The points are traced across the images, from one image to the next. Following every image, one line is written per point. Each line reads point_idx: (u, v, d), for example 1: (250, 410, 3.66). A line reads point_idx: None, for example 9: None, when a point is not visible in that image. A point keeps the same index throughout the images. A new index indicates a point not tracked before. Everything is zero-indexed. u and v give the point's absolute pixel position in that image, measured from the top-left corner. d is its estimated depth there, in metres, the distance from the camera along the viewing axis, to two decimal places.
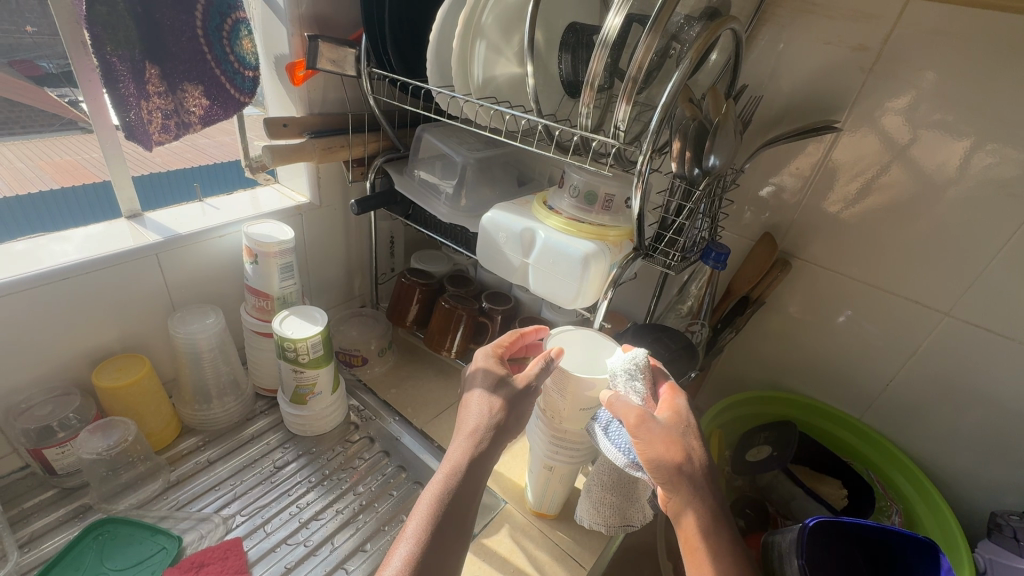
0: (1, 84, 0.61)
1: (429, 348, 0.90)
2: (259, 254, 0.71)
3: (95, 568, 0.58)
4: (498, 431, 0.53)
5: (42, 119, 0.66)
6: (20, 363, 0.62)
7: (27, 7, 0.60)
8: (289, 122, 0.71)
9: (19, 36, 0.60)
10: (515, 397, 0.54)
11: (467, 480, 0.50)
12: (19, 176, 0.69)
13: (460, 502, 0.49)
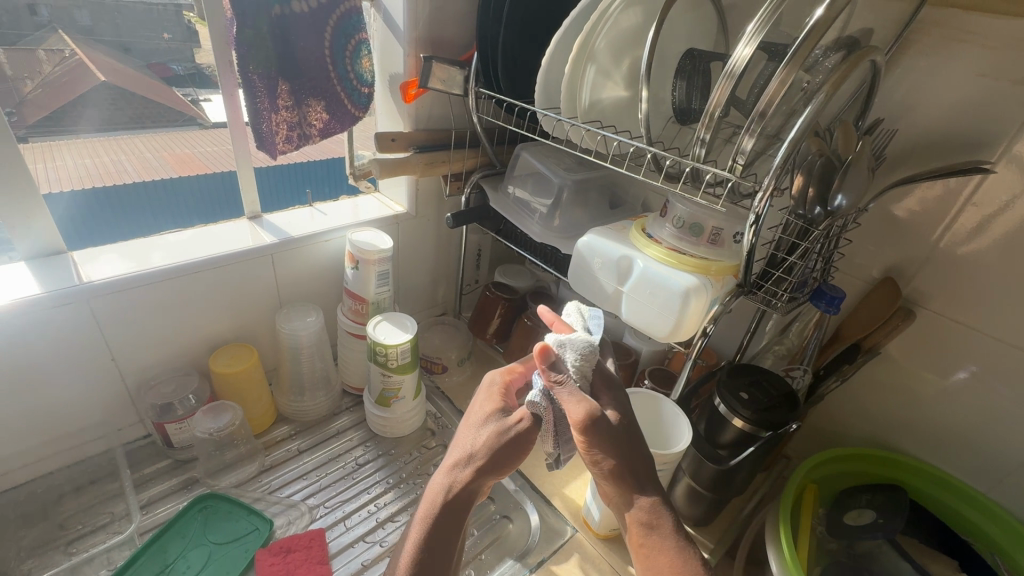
0: (141, 84, 0.71)
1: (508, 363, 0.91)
2: (360, 261, 0.75)
3: (199, 539, 0.64)
4: (478, 470, 0.53)
5: (168, 116, 0.76)
6: (152, 344, 0.69)
7: (168, 19, 0.68)
8: (397, 137, 0.75)
9: (157, 42, 0.70)
10: (498, 437, 0.54)
11: (448, 516, 0.53)
12: (148, 165, 0.86)
13: (443, 536, 0.52)
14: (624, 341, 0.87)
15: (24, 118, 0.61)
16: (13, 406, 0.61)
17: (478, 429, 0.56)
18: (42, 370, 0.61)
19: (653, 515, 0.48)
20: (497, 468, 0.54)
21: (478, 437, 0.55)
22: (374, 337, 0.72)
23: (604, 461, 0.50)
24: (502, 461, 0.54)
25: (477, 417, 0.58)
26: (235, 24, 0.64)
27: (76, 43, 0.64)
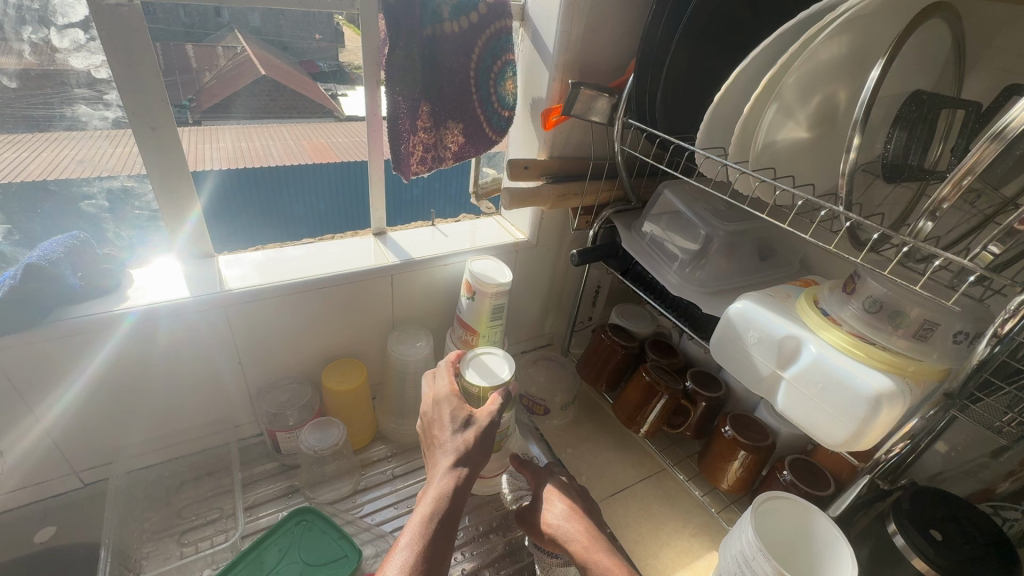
0: (290, 79, 0.68)
1: (618, 416, 0.83)
2: (477, 292, 0.71)
3: (292, 556, 0.63)
4: (473, 462, 0.55)
5: (311, 108, 0.74)
6: (275, 353, 0.71)
7: (320, 19, 0.65)
8: (531, 164, 0.70)
9: (309, 41, 0.67)
10: (484, 433, 0.57)
11: (450, 508, 0.51)
12: (290, 152, 0.86)
13: (443, 528, 0.50)
14: (756, 416, 0.75)
15: (201, 103, 0.64)
16: (155, 395, 0.66)
17: (457, 432, 0.57)
18: (181, 367, 0.65)
19: (583, 551, 0.55)
20: (478, 465, 0.56)
21: (463, 436, 0.57)
22: (481, 383, 0.61)
23: (551, 506, 0.62)
24: (479, 458, 0.56)
25: (450, 420, 0.58)
26: (387, 44, 0.63)
27: (247, 41, 0.62)
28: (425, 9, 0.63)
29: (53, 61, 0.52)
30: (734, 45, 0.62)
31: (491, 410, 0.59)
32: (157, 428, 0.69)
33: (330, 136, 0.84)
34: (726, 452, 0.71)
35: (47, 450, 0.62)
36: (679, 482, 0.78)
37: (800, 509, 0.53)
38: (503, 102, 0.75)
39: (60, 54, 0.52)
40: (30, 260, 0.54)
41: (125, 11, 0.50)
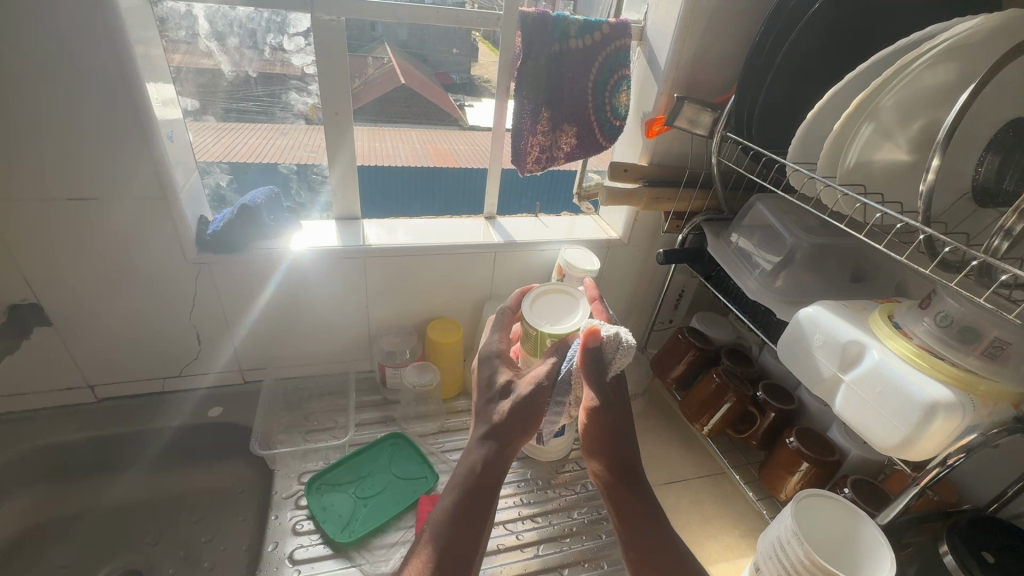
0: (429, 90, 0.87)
1: (683, 413, 0.87)
2: (568, 276, 0.81)
3: (386, 468, 0.78)
4: (503, 436, 0.55)
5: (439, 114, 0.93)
6: (394, 304, 0.86)
7: (458, 36, 0.81)
8: (630, 168, 0.79)
9: (448, 55, 0.84)
10: (524, 402, 0.56)
11: (481, 480, 0.53)
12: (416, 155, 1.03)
13: (471, 514, 0.51)
14: (827, 434, 0.75)
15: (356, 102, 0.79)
16: (304, 321, 0.84)
17: (496, 405, 0.58)
18: (325, 302, 0.83)
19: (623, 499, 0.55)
20: (510, 439, 0.55)
21: (500, 408, 0.57)
22: (539, 328, 0.60)
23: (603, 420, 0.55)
24: (511, 432, 0.55)
25: (491, 390, 0.60)
26: (521, 58, 0.76)
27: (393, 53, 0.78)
28: (556, 27, 0.75)
29: (281, 60, 0.71)
30: (841, 69, 0.65)
31: (539, 376, 0.57)
32: (299, 349, 0.87)
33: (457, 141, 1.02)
34: (787, 462, 0.73)
35: (229, 347, 0.83)
36: (736, 485, 0.80)
37: (832, 502, 0.56)
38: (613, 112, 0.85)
39: (287, 54, 0.71)
40: (245, 203, 0.75)
41: (334, 26, 0.67)
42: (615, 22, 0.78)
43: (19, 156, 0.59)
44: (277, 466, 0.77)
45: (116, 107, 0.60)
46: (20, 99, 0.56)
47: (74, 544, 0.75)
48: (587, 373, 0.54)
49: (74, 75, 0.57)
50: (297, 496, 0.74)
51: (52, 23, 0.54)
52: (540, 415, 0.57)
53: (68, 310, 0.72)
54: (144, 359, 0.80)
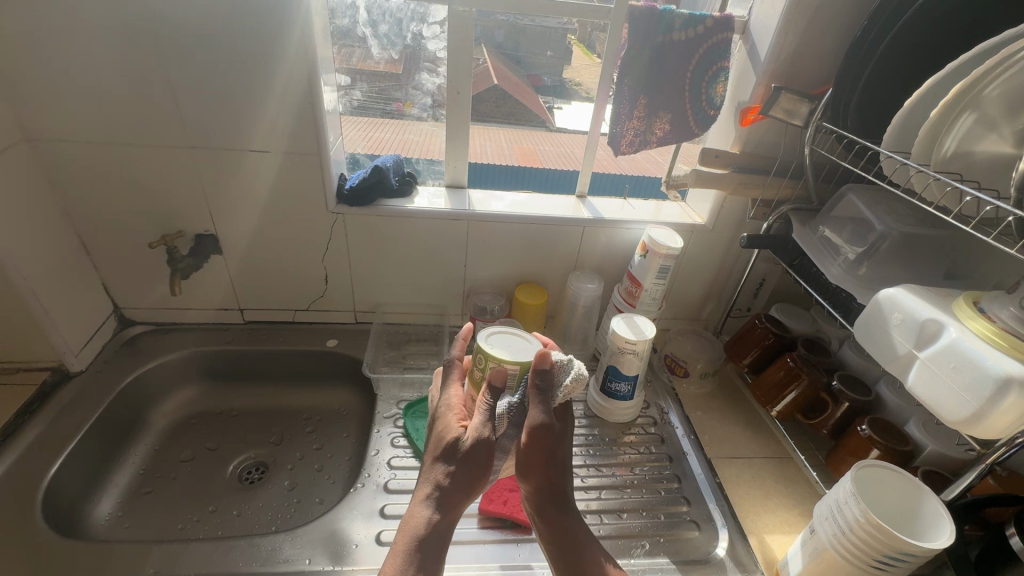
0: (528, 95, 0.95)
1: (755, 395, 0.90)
2: (650, 251, 0.87)
3: None
4: (457, 469, 0.58)
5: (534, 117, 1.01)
6: (487, 265, 0.97)
7: (557, 40, 0.90)
8: (721, 154, 0.84)
9: (542, 56, 0.92)
10: (470, 458, 0.57)
11: (426, 545, 0.57)
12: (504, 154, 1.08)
13: (427, 543, 0.57)
14: (904, 427, 0.75)
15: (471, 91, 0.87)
16: (412, 273, 0.97)
17: (444, 465, 0.59)
18: (430, 257, 0.95)
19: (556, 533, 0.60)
20: (465, 486, 0.58)
21: (447, 471, 0.58)
22: (488, 351, 0.56)
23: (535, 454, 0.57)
24: (466, 483, 0.58)
25: (439, 449, 0.60)
26: (626, 48, 0.83)
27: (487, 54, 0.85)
28: (662, 20, 0.81)
29: (419, 45, 0.83)
30: (945, 61, 0.67)
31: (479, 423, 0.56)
32: (404, 297, 1.00)
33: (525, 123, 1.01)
34: (856, 447, 0.74)
35: (348, 289, 0.98)
36: (801, 468, 0.82)
37: (892, 473, 0.58)
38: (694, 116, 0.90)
39: (424, 41, 0.82)
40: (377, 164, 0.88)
41: (466, 16, 0.79)
42: (718, 16, 0.83)
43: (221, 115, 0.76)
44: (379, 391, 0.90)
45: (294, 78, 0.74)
46: (229, 69, 0.72)
47: (220, 433, 0.93)
48: (534, 401, 0.55)
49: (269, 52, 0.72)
50: (394, 418, 0.86)
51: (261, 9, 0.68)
52: (488, 468, 0.57)
53: (234, 244, 0.89)
54: (284, 292, 0.97)
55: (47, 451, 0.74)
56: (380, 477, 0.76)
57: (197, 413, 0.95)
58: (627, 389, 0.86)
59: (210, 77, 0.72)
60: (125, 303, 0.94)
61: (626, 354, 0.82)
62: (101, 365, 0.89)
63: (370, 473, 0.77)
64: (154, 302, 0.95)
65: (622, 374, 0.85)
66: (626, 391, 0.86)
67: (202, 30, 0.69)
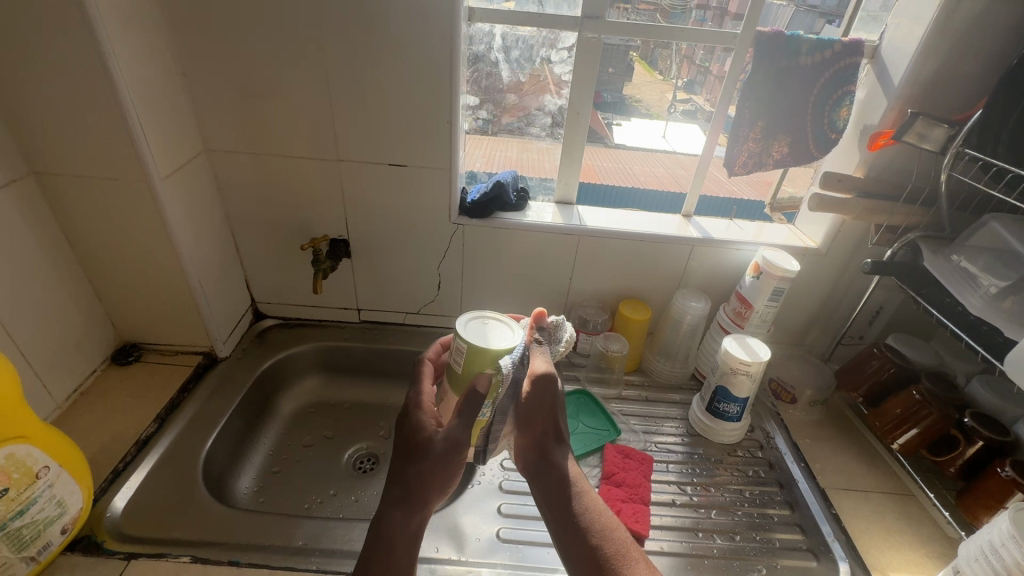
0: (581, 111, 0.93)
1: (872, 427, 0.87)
2: (764, 273, 0.87)
3: (574, 417, 0.91)
4: (441, 463, 0.61)
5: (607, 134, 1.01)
6: (591, 279, 1.00)
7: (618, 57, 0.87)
8: (845, 178, 0.83)
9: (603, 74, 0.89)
10: (450, 448, 0.61)
11: (410, 537, 0.60)
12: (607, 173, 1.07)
13: (405, 539, 0.60)
14: None
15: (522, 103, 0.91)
16: (519, 284, 1.01)
17: (420, 463, 0.62)
18: (538, 268, 0.99)
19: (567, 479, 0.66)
20: (441, 483, 0.62)
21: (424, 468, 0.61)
22: (470, 343, 0.61)
23: (536, 402, 0.67)
24: (440, 480, 0.62)
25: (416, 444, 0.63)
26: (750, 72, 0.84)
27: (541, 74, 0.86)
28: (788, 45, 0.82)
29: (546, 69, 0.88)
30: None
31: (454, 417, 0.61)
32: (508, 306, 1.04)
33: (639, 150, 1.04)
34: (993, 487, 0.70)
35: (457, 295, 1.03)
36: (924, 507, 0.79)
37: None
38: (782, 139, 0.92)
39: (551, 65, 0.87)
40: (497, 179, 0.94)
41: (594, 42, 0.83)
42: (847, 41, 0.83)
43: (367, 133, 0.83)
44: None
45: (439, 101, 0.80)
46: (382, 92, 0.80)
47: (336, 424, 1.01)
48: (539, 349, 0.68)
49: (416, 77, 0.79)
50: None
51: (418, 39, 0.75)
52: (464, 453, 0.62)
53: (362, 249, 0.97)
54: (399, 295, 1.03)
55: (202, 427, 0.83)
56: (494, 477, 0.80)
57: (316, 403, 1.03)
58: (736, 410, 0.85)
59: (365, 99, 0.80)
60: (260, 298, 1.04)
61: (739, 375, 0.82)
62: (241, 353, 0.98)
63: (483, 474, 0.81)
64: (285, 298, 1.04)
65: (732, 395, 0.84)
66: (734, 413, 0.86)
67: (365, 57, 0.77)
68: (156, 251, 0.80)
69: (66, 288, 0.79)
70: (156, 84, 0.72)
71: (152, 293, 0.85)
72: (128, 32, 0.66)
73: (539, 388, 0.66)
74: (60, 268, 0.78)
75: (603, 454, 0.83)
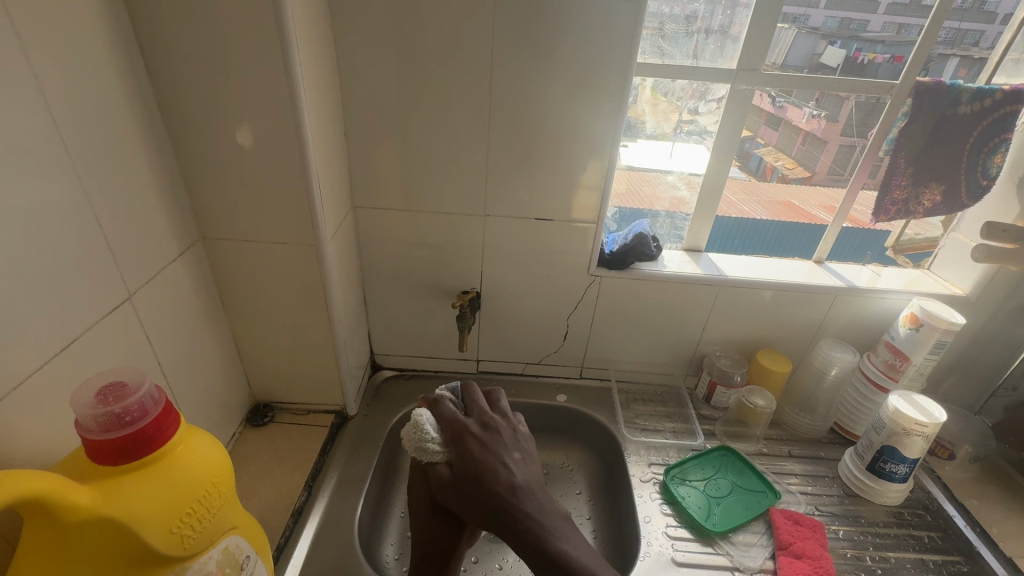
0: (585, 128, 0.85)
1: None
2: (925, 325, 0.83)
3: (725, 475, 0.88)
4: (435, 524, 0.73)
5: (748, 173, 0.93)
6: (725, 328, 0.97)
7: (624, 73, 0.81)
8: (1010, 228, 0.80)
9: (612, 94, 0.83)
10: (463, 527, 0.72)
11: None
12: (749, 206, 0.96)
13: None
14: None
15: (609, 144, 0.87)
16: (650, 333, 0.98)
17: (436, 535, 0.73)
18: (669, 318, 0.96)
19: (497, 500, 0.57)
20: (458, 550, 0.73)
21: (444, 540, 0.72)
22: None
23: (457, 448, 0.62)
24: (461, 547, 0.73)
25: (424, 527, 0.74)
26: (907, 121, 0.83)
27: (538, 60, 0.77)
28: (949, 94, 0.80)
29: (693, 120, 0.87)
30: None
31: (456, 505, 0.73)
32: (633, 355, 1.01)
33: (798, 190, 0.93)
34: None
35: (582, 345, 1.01)
36: None
37: None
38: (810, 164, 0.90)
39: (698, 116, 0.87)
40: (637, 229, 0.92)
41: (746, 93, 0.83)
42: (1008, 89, 0.81)
43: (521, 187, 0.83)
44: (627, 452, 0.91)
45: (593, 157, 0.80)
46: (539, 148, 0.80)
47: None
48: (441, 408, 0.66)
49: (578, 132, 0.78)
50: (653, 482, 0.86)
51: (582, 98, 0.76)
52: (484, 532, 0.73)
53: (495, 301, 0.95)
54: (523, 346, 1.01)
55: (350, 491, 0.80)
56: (664, 548, 0.77)
57: None
58: (904, 471, 0.82)
59: (521, 153, 0.80)
60: (382, 350, 1.02)
61: (913, 436, 0.78)
62: (366, 409, 0.96)
63: (652, 543, 0.78)
64: (406, 350, 1.02)
65: (902, 456, 0.81)
66: (901, 473, 0.82)
67: (527, 114, 0.77)
68: (309, 310, 0.79)
69: (219, 350, 0.78)
70: (328, 147, 0.72)
71: (295, 352, 0.84)
72: (316, 100, 0.67)
73: (451, 431, 0.63)
74: (215, 330, 0.77)
75: (772, 520, 0.79)
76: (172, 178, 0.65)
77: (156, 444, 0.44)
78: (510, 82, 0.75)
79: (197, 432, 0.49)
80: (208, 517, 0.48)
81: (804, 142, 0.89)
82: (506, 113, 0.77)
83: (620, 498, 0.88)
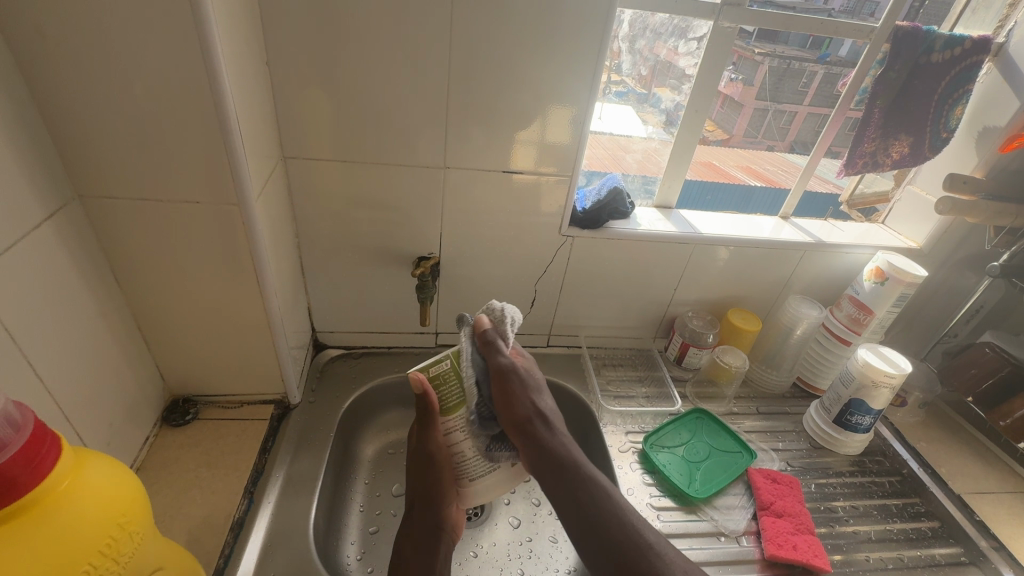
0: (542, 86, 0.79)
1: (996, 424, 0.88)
2: (890, 278, 0.83)
3: (700, 437, 0.86)
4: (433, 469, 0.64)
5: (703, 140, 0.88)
6: (696, 288, 0.93)
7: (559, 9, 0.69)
8: (970, 180, 0.83)
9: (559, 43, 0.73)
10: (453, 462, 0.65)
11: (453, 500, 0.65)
12: (705, 172, 0.93)
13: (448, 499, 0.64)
14: None
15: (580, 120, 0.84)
16: (621, 296, 0.93)
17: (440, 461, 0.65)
18: (641, 279, 0.91)
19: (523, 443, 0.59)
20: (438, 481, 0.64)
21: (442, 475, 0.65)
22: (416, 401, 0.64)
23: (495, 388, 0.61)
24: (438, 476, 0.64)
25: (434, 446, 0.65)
26: (882, 67, 0.79)
27: None
28: (925, 41, 0.77)
29: (671, 61, 0.80)
30: None
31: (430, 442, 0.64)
32: (603, 319, 0.96)
33: (721, 152, 0.91)
34: None
35: (550, 311, 0.93)
36: None
37: None
38: (728, 127, 0.88)
39: (677, 57, 0.80)
40: (610, 184, 0.84)
41: (730, 33, 0.75)
42: (976, 38, 0.80)
43: (487, 134, 0.72)
44: (602, 422, 0.87)
45: (560, 115, 0.72)
46: (506, 87, 0.68)
47: None
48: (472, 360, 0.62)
49: (552, 69, 0.68)
50: (631, 452, 0.83)
51: (558, 29, 0.65)
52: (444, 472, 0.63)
53: (457, 267, 0.85)
54: None
55: (302, 491, 0.70)
56: (650, 520, 0.74)
57: (397, 444, 0.89)
58: (868, 421, 0.84)
59: (487, 93, 0.68)
60: (326, 326, 0.89)
61: (880, 388, 0.79)
62: (311, 396, 0.83)
63: (638, 517, 0.74)
64: (353, 324, 0.90)
65: (868, 408, 0.82)
66: (866, 424, 0.84)
67: (496, 44, 0.65)
68: (235, 284, 0.65)
69: (116, 339, 0.62)
70: (246, 78, 0.57)
71: (218, 336, 0.69)
72: (227, 13, 0.51)
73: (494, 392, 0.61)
74: (109, 315, 0.61)
75: (751, 481, 0.78)
76: (25, 114, 0.48)
77: (25, 486, 0.31)
78: (475, 6, 0.62)
79: (88, 460, 0.36)
80: (116, 570, 0.36)
81: (724, 107, 0.85)
82: (468, 46, 0.64)
83: (598, 469, 0.84)
